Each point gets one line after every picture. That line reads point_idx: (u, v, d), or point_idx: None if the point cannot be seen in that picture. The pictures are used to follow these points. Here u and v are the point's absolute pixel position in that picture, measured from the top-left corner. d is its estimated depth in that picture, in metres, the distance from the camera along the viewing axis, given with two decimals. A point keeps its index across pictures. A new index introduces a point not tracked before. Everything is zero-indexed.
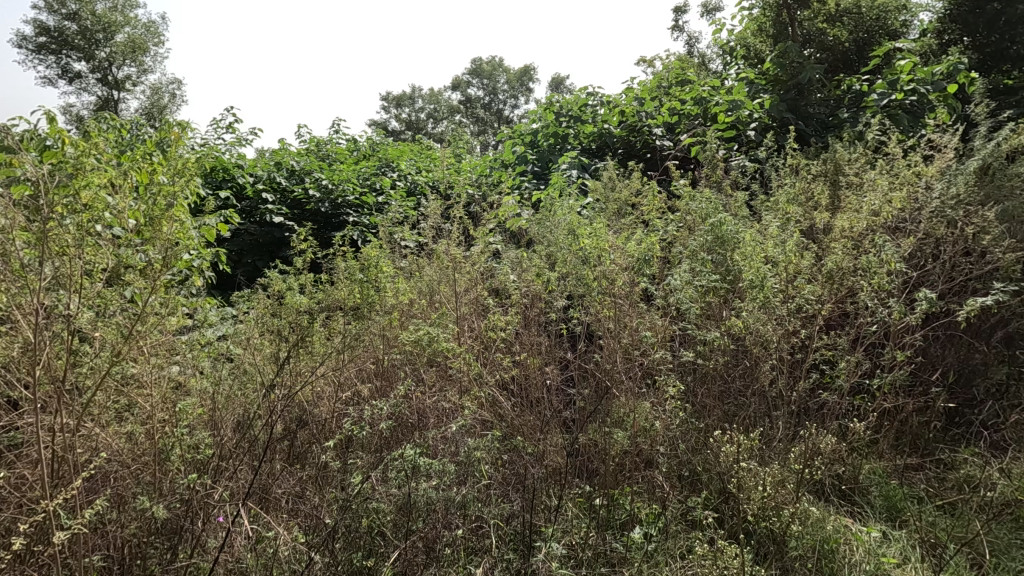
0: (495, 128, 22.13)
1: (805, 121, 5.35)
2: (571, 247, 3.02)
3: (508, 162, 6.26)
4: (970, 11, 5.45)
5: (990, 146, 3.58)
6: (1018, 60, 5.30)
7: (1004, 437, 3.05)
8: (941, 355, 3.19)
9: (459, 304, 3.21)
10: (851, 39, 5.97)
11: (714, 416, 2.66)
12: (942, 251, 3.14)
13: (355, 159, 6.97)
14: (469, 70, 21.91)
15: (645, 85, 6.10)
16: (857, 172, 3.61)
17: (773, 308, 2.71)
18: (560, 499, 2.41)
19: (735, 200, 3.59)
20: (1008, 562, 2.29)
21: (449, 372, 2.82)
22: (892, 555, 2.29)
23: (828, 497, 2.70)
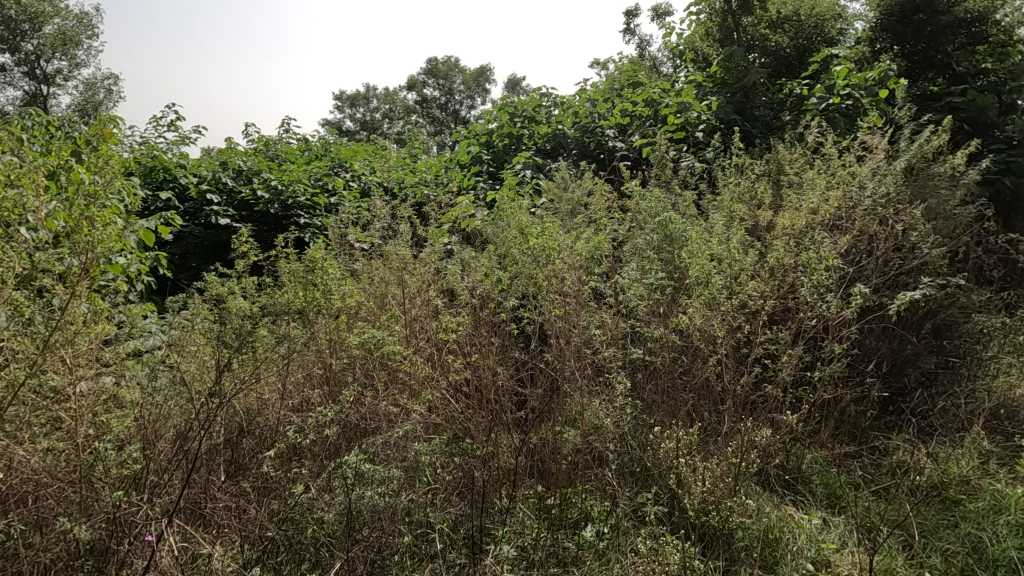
0: (451, 128, 22.06)
1: (751, 122, 5.52)
2: (521, 247, 3.00)
3: (464, 162, 6.22)
4: (899, 21, 5.76)
5: (916, 147, 3.79)
6: (942, 68, 5.65)
7: (933, 423, 3.22)
8: (876, 346, 3.33)
9: (411, 306, 3.15)
10: (792, 45, 6.18)
11: (663, 412, 2.71)
12: (875, 247, 3.28)
13: (306, 159, 6.78)
14: (425, 70, 21.70)
15: (598, 86, 6.22)
16: (797, 172, 3.74)
17: (717, 305, 2.78)
18: (511, 501, 2.39)
19: (683, 199, 3.66)
20: (936, 542, 2.39)
21: (397, 376, 2.75)
22: (831, 540, 2.38)
23: (772, 488, 2.78)
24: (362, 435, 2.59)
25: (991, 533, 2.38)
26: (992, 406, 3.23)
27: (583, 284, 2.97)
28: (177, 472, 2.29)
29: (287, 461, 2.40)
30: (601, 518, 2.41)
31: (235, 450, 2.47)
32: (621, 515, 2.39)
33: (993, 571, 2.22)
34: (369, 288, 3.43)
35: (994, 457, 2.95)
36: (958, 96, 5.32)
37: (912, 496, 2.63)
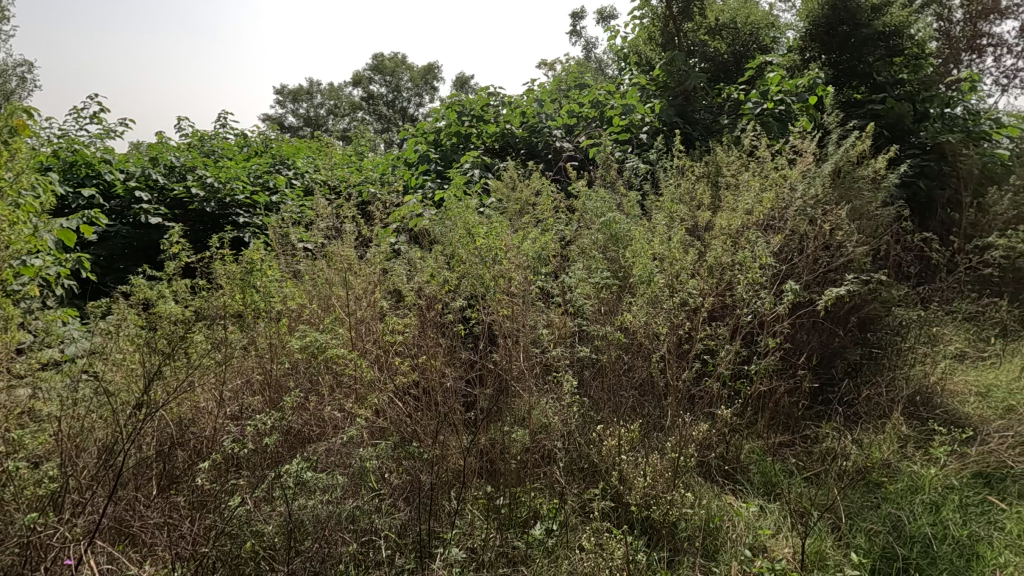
0: (399, 125, 21.71)
1: (692, 125, 5.69)
2: (467, 247, 2.97)
3: (411, 161, 6.12)
4: (826, 32, 6.13)
5: (841, 151, 4.03)
6: (864, 77, 6.02)
7: (859, 410, 3.42)
8: (807, 340, 3.51)
9: (356, 308, 3.07)
10: (729, 52, 6.43)
11: (609, 409, 2.76)
12: (806, 246, 3.46)
13: (245, 155, 6.50)
14: (371, 66, 21.23)
15: (545, 87, 6.28)
16: (734, 174, 3.89)
17: (660, 303, 2.86)
18: (460, 503, 2.38)
19: (627, 199, 3.73)
20: (861, 522, 2.54)
21: (342, 380, 2.67)
22: (767, 526, 2.49)
23: (714, 478, 2.88)
24: (307, 443, 2.48)
25: (908, 512, 2.55)
26: (909, 394, 3.47)
27: (531, 284, 2.98)
28: (99, 488, 2.13)
29: (223, 473, 2.28)
30: (550, 516, 2.42)
31: (166, 463, 2.32)
32: (570, 512, 2.42)
33: (911, 547, 2.38)
34: (311, 290, 3.32)
35: (912, 441, 3.17)
36: (879, 104, 5.69)
37: (840, 480, 2.79)
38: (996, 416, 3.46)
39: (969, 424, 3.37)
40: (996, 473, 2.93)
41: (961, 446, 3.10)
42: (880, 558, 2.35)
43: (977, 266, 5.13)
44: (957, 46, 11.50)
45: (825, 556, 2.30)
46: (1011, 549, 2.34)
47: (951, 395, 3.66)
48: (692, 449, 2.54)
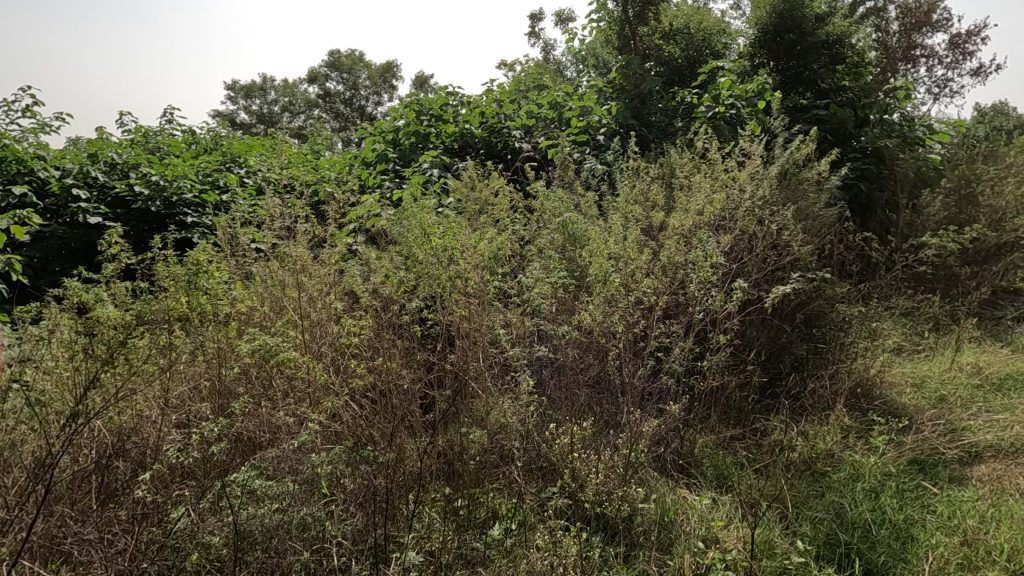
0: (357, 124, 21.32)
1: (648, 127, 5.80)
2: (422, 247, 2.94)
3: (369, 160, 6.02)
4: (773, 39, 6.39)
5: (787, 154, 4.20)
6: (809, 83, 6.29)
7: (805, 403, 3.56)
8: (756, 336, 3.63)
9: (309, 309, 2.98)
10: (683, 56, 6.59)
11: (566, 408, 2.77)
12: (755, 245, 3.58)
13: (193, 153, 6.26)
14: (327, 63, 20.75)
15: (504, 87, 6.29)
16: (687, 175, 4.00)
17: (615, 302, 2.90)
18: (417, 506, 2.34)
19: (585, 200, 3.77)
20: (807, 511, 2.64)
21: (295, 384, 2.59)
22: (720, 518, 2.56)
23: (669, 472, 2.95)
24: (255, 450, 2.45)
25: (850, 500, 2.67)
26: (851, 386, 3.64)
27: (487, 284, 2.97)
28: (28, 505, 1.99)
29: (166, 483, 2.20)
30: (509, 515, 2.43)
31: (106, 476, 2.19)
32: (528, 510, 2.42)
33: (852, 533, 2.48)
34: (263, 292, 3.20)
35: (854, 431, 3.32)
36: (822, 110, 5.95)
37: (787, 471, 2.90)
38: (929, 405, 3.67)
39: (905, 414, 3.55)
40: (929, 460, 3.11)
41: (897, 435, 3.28)
42: (823, 545, 2.45)
43: (913, 265, 5.43)
44: (894, 57, 12.18)
45: (774, 545, 2.38)
46: (941, 531, 2.49)
47: (889, 387, 3.86)
48: (643, 445, 2.59)
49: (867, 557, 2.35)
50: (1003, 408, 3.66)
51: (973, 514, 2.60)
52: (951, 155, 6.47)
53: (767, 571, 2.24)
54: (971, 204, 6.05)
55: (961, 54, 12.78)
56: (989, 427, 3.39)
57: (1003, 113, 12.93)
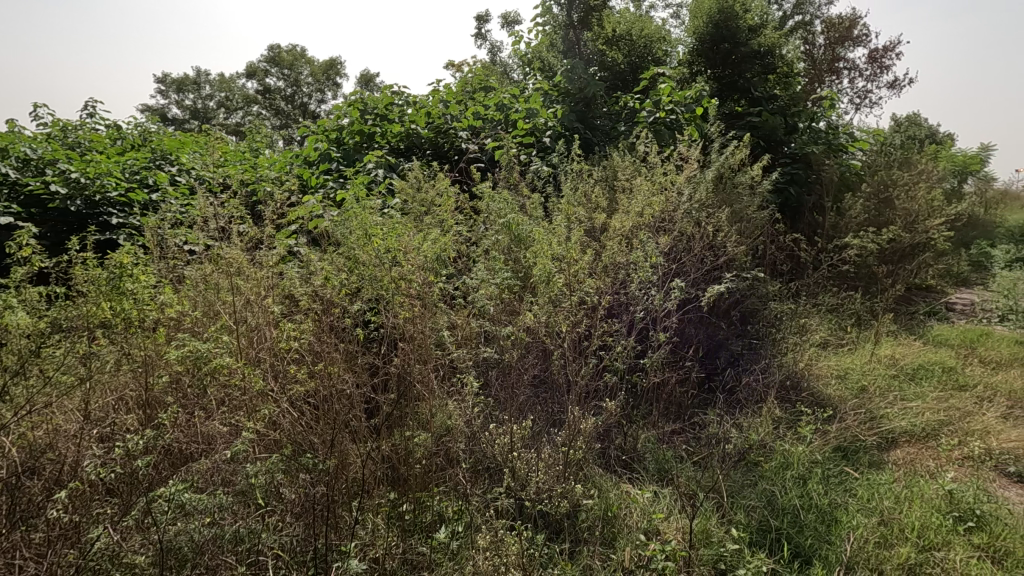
0: (300, 122, 20.66)
1: (593, 131, 5.91)
2: (363, 248, 2.84)
3: (311, 159, 5.83)
4: (710, 48, 6.67)
5: (722, 159, 4.39)
6: (743, 90, 6.59)
7: (739, 397, 3.73)
8: (694, 333, 3.78)
9: (247, 313, 2.85)
10: (626, 62, 6.75)
11: (512, 408, 2.78)
12: (692, 245, 3.72)
13: (119, 149, 5.87)
14: (267, 58, 20.01)
15: (451, 88, 6.27)
16: (629, 178, 4.11)
17: (560, 303, 2.95)
18: (360, 513, 2.29)
19: (530, 201, 3.80)
20: (741, 499, 2.76)
21: (230, 392, 2.47)
22: (660, 510, 2.65)
23: (613, 468, 3.02)
24: (186, 463, 2.33)
25: (780, 487, 2.82)
26: (781, 379, 3.84)
27: (430, 285, 2.90)
28: None
29: (87, 503, 2.04)
30: (455, 518, 2.42)
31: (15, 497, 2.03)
32: (475, 512, 2.42)
33: (783, 518, 2.62)
34: (196, 295, 2.99)
35: (784, 422, 3.49)
36: (755, 117, 6.25)
37: (722, 462, 3.02)
38: (850, 396, 3.91)
39: (830, 404, 3.78)
40: (851, 447, 3.32)
41: (823, 424, 3.48)
42: (756, 531, 2.57)
43: (838, 264, 5.79)
44: (821, 68, 12.94)
45: (710, 534, 2.47)
46: (861, 512, 2.67)
47: (817, 379, 4.09)
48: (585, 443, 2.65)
49: (796, 540, 2.49)
50: (915, 396, 3.96)
51: (889, 495, 2.80)
52: (871, 162, 6.91)
53: (704, 559, 2.33)
54: (889, 207, 6.47)
55: (879, 68, 13.73)
56: (903, 413, 3.67)
57: (915, 124, 13.98)
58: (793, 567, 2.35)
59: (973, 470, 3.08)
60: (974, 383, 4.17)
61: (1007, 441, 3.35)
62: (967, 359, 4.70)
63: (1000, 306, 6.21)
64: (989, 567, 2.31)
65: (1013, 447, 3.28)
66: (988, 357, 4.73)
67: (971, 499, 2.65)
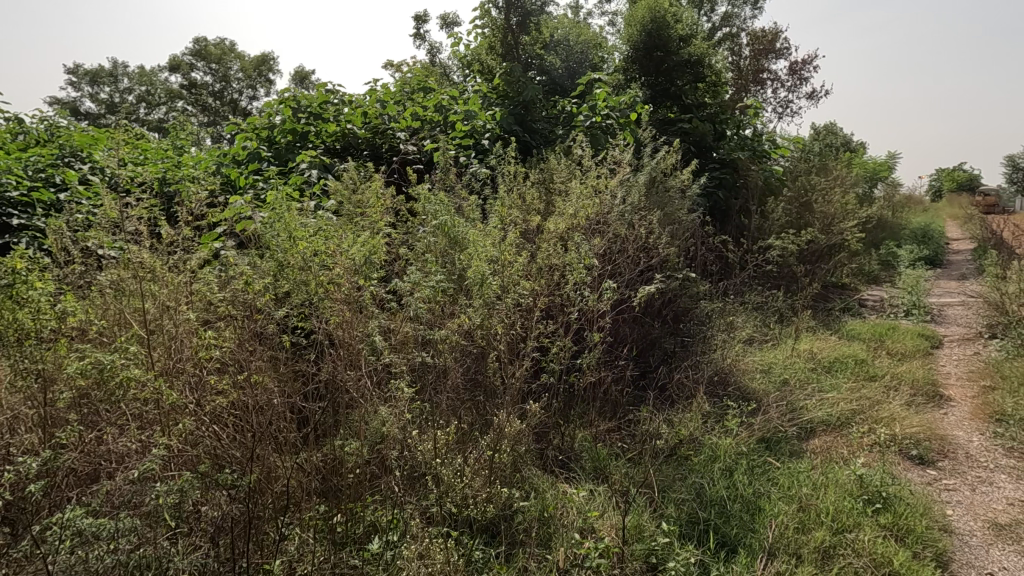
0: (229, 119, 19.73)
1: (532, 134, 5.95)
2: (288, 252, 2.72)
3: (240, 158, 5.56)
4: (644, 56, 6.88)
5: (654, 164, 4.53)
6: (675, 97, 6.84)
7: (671, 394, 3.85)
8: (628, 333, 3.87)
9: (164, 322, 2.52)
10: (563, 67, 6.84)
11: (448, 413, 2.74)
12: (626, 247, 3.81)
13: (21, 144, 5.39)
14: (192, 51, 18.98)
15: (388, 88, 6.15)
16: (565, 180, 4.16)
17: (495, 305, 2.94)
18: (287, 529, 2.19)
19: (467, 203, 3.77)
20: (672, 493, 2.85)
21: (141, 407, 2.29)
22: (595, 508, 2.70)
23: (549, 468, 3.05)
24: (92, 481, 2.21)
25: (708, 480, 2.92)
26: (710, 376, 4.00)
27: (362, 290, 2.75)
28: None
29: None
30: (389, 527, 2.35)
31: None
32: (410, 520, 2.36)
33: (710, 510, 2.72)
34: (104, 302, 2.66)
35: (712, 416, 3.63)
36: (686, 123, 6.50)
37: (654, 458, 3.10)
38: (774, 389, 4.12)
39: (755, 397, 3.96)
40: (774, 438, 3.50)
41: (748, 417, 3.65)
42: (686, 524, 2.65)
43: (762, 264, 6.11)
44: (746, 79, 13.62)
45: (642, 529, 2.53)
46: (782, 500, 2.81)
47: (743, 373, 4.27)
48: (517, 445, 2.66)
49: (722, 531, 2.59)
50: (831, 387, 4.22)
51: (807, 482, 2.96)
52: (792, 168, 7.32)
53: (636, 554, 2.38)
54: (808, 211, 6.88)
55: (798, 79, 14.61)
56: (821, 404, 3.91)
57: (832, 133, 14.97)
58: (719, 557, 2.44)
59: (881, 455, 3.31)
60: (883, 373, 4.50)
61: (910, 426, 3.62)
62: (876, 352, 5.06)
63: (904, 302, 6.74)
64: (893, 545, 2.49)
65: (915, 432, 3.56)
66: (894, 349, 5.11)
67: (878, 482, 2.85)
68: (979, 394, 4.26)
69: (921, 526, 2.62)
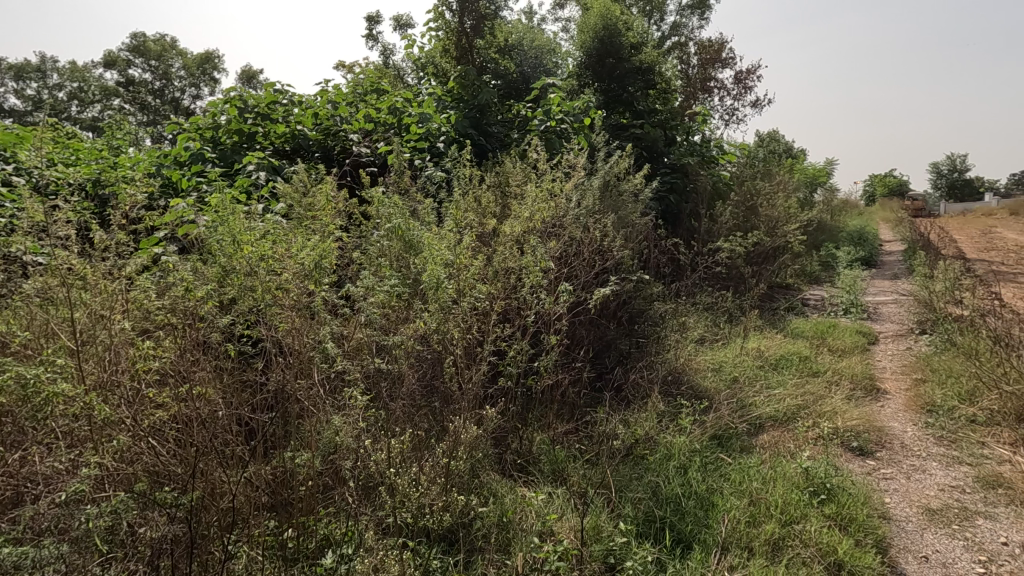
0: (170, 118, 18.87)
1: (487, 137, 5.94)
2: (232, 257, 2.59)
3: (183, 160, 5.31)
4: (596, 63, 7.01)
5: (607, 168, 4.60)
6: (627, 103, 6.98)
7: (627, 394, 3.91)
8: (584, 335, 3.91)
9: (97, 332, 2.34)
10: (518, 71, 6.88)
11: (405, 420, 2.68)
12: (581, 250, 3.85)
13: None
14: (130, 47, 18.08)
15: (340, 89, 6.02)
16: (520, 184, 4.17)
17: (451, 309, 2.88)
18: (234, 547, 2.09)
19: (423, 206, 3.71)
20: (629, 492, 2.88)
21: (70, 425, 2.11)
22: (554, 511, 2.70)
23: (508, 473, 3.04)
24: (15, 507, 2.03)
25: (664, 479, 2.97)
26: (664, 376, 4.08)
27: (312, 295, 2.66)
28: None
29: None
30: (344, 540, 2.28)
31: None
32: (365, 531, 2.31)
33: (666, 507, 2.76)
34: (27, 310, 2.49)
35: (667, 415, 3.70)
36: (638, 129, 6.64)
37: (612, 458, 3.14)
38: (725, 386, 4.24)
39: (708, 395, 4.06)
40: (725, 434, 3.60)
41: (701, 415, 3.74)
42: (643, 522, 2.68)
43: (712, 266, 6.31)
44: (694, 87, 14.08)
45: (600, 530, 2.55)
46: (734, 495, 2.88)
47: (695, 372, 4.38)
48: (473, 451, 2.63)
49: (677, 528, 2.63)
50: (778, 383, 4.39)
51: (757, 476, 3.06)
52: (738, 173, 7.59)
53: (595, 555, 2.40)
54: (754, 215, 7.16)
55: (744, 88, 15.21)
56: (769, 400, 4.06)
57: (775, 140, 15.66)
58: (676, 554, 2.48)
59: (825, 447, 3.46)
60: (825, 369, 4.71)
61: (851, 419, 3.82)
62: (819, 348, 5.31)
63: (843, 301, 7.09)
64: (838, 534, 2.60)
65: (855, 424, 3.75)
66: (835, 346, 5.36)
67: (823, 474, 2.98)
68: (913, 386, 4.51)
69: (862, 514, 2.74)
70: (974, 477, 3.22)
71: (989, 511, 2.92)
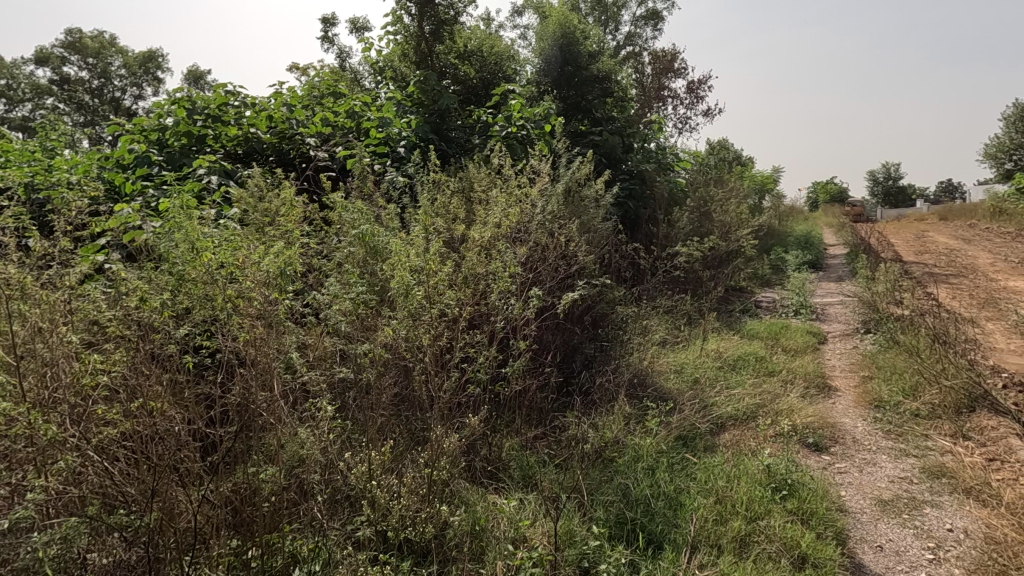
0: (109, 118, 17.92)
1: (447, 143, 5.91)
2: (190, 264, 2.44)
3: (126, 163, 5.03)
4: (556, 70, 7.09)
5: (569, 173, 4.65)
6: (586, 110, 7.08)
7: (594, 397, 3.95)
8: (551, 340, 3.94)
9: (37, 346, 2.10)
10: (478, 77, 6.91)
11: (374, 430, 2.62)
12: (547, 255, 3.87)
13: None
14: (64, 43, 17.07)
15: (295, 91, 5.87)
16: (485, 189, 4.16)
17: (420, 315, 2.82)
18: (193, 570, 2.01)
19: (386, 211, 3.63)
20: (600, 495, 2.90)
21: (7, 448, 1.89)
22: (526, 517, 2.70)
23: (479, 480, 3.02)
24: None
25: (633, 480, 3.01)
26: (628, 378, 4.15)
27: (275, 303, 2.56)
28: None
29: None
30: (311, 556, 2.24)
31: None
32: (333, 547, 2.26)
33: (636, 508, 2.80)
34: None
35: (633, 417, 3.77)
36: (598, 136, 6.75)
37: (582, 462, 3.16)
38: (687, 388, 4.35)
39: (671, 397, 4.16)
40: (690, 435, 3.68)
41: (666, 416, 3.82)
42: (615, 525, 2.71)
43: (670, 270, 6.47)
44: (649, 95, 14.45)
45: (573, 534, 2.56)
46: (701, 494, 2.95)
47: (658, 374, 4.48)
48: (445, 461, 2.59)
49: (648, 529, 2.68)
50: (737, 383, 4.54)
51: (721, 475, 3.14)
52: (692, 179, 7.83)
53: (569, 560, 2.40)
54: (708, 220, 7.39)
55: (695, 98, 15.72)
56: (729, 400, 4.19)
57: (725, 148, 16.26)
58: (648, 554, 2.52)
59: (783, 445, 3.59)
60: (780, 369, 4.90)
61: (806, 416, 3.98)
62: (773, 349, 5.52)
63: (793, 303, 7.41)
64: (799, 528, 2.70)
65: (811, 421, 3.92)
66: (789, 346, 5.59)
67: (784, 470, 3.09)
68: (861, 383, 4.75)
69: (821, 508, 2.86)
70: (920, 468, 3.41)
71: (934, 499, 3.09)
